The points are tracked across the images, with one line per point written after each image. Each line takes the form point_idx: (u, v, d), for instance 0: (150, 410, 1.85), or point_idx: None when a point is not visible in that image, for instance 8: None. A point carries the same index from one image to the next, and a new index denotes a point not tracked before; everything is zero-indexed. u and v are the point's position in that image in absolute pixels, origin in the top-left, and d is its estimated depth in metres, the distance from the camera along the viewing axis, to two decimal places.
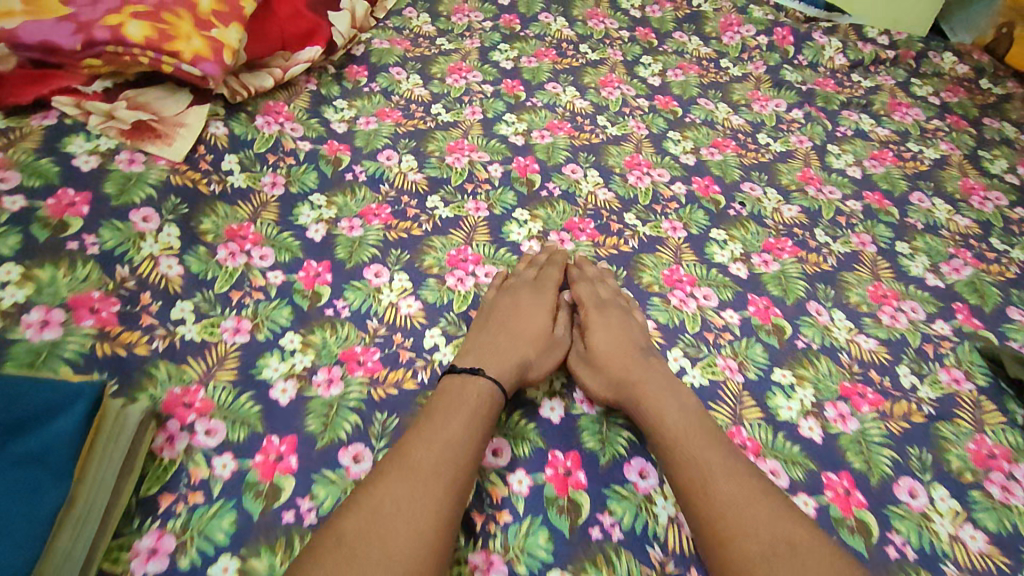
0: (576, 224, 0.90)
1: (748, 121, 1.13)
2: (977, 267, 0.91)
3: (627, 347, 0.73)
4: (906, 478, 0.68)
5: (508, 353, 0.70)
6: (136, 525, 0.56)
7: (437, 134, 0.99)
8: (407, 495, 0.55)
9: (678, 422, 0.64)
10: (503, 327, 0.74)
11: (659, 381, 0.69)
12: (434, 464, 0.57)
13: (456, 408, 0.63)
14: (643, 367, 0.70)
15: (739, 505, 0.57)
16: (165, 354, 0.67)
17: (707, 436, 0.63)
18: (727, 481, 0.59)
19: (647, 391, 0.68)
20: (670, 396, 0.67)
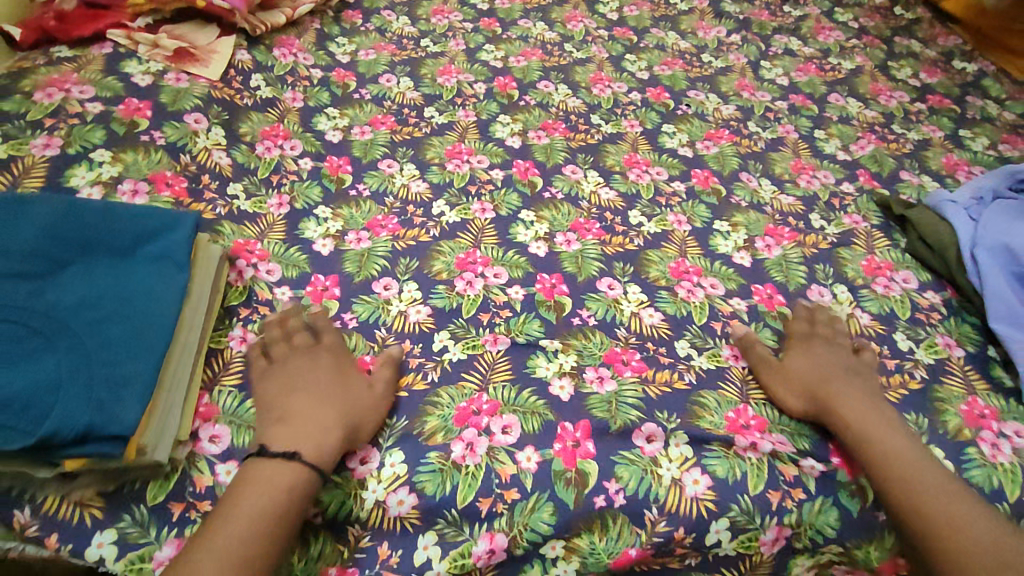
0: (550, 125, 1.07)
1: (693, 45, 1.32)
2: (879, 144, 1.11)
3: (830, 364, 0.72)
4: (816, 286, 0.85)
5: (316, 426, 0.62)
6: (228, 321, 0.73)
7: (428, 61, 1.17)
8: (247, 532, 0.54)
9: (874, 423, 0.66)
10: (290, 393, 0.65)
11: (862, 394, 0.69)
12: (273, 496, 0.57)
13: (285, 459, 0.59)
14: (849, 382, 0.70)
15: (950, 501, 0.61)
16: (227, 217, 0.84)
17: (895, 432, 0.66)
18: (937, 483, 0.62)
19: (845, 395, 0.69)
20: (873, 410, 0.68)
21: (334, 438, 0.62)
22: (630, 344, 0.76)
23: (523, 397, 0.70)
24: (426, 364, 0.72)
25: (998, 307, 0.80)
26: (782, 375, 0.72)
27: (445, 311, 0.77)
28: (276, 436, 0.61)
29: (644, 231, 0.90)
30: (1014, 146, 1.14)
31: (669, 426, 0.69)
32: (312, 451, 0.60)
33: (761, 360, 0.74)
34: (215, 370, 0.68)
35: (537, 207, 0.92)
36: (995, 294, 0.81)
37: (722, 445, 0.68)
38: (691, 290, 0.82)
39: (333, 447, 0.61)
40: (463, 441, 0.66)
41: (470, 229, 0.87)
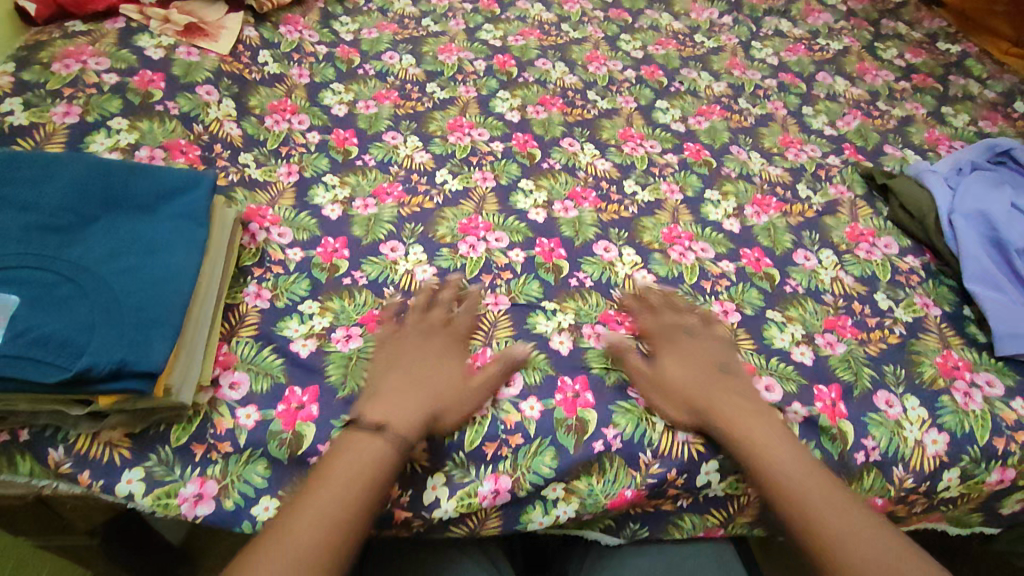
0: (548, 101, 1.11)
1: (686, 26, 1.36)
2: (865, 120, 1.15)
3: (703, 376, 0.68)
4: (802, 250, 0.88)
5: (422, 396, 0.62)
6: (244, 278, 0.74)
7: (429, 39, 1.21)
8: (324, 513, 0.52)
9: (732, 410, 0.65)
10: (422, 370, 0.64)
11: (725, 386, 0.67)
12: (349, 490, 0.54)
13: (366, 451, 0.57)
14: (725, 391, 0.66)
15: (837, 506, 0.57)
16: (239, 183, 0.86)
17: (760, 423, 0.64)
18: (790, 477, 0.60)
19: (689, 379, 0.67)
20: (766, 434, 0.63)
21: (419, 415, 0.60)
22: (624, 305, 0.77)
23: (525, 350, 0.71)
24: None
25: (970, 268, 0.84)
26: (635, 366, 0.69)
27: (448, 270, 0.79)
28: (372, 408, 0.60)
29: (638, 199, 0.94)
30: (993, 123, 1.18)
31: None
32: (403, 425, 0.59)
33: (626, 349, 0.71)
34: (234, 322, 0.70)
35: (536, 176, 0.95)
36: (969, 255, 0.84)
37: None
38: (682, 253, 0.85)
39: (419, 418, 0.60)
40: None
41: (472, 196, 0.90)
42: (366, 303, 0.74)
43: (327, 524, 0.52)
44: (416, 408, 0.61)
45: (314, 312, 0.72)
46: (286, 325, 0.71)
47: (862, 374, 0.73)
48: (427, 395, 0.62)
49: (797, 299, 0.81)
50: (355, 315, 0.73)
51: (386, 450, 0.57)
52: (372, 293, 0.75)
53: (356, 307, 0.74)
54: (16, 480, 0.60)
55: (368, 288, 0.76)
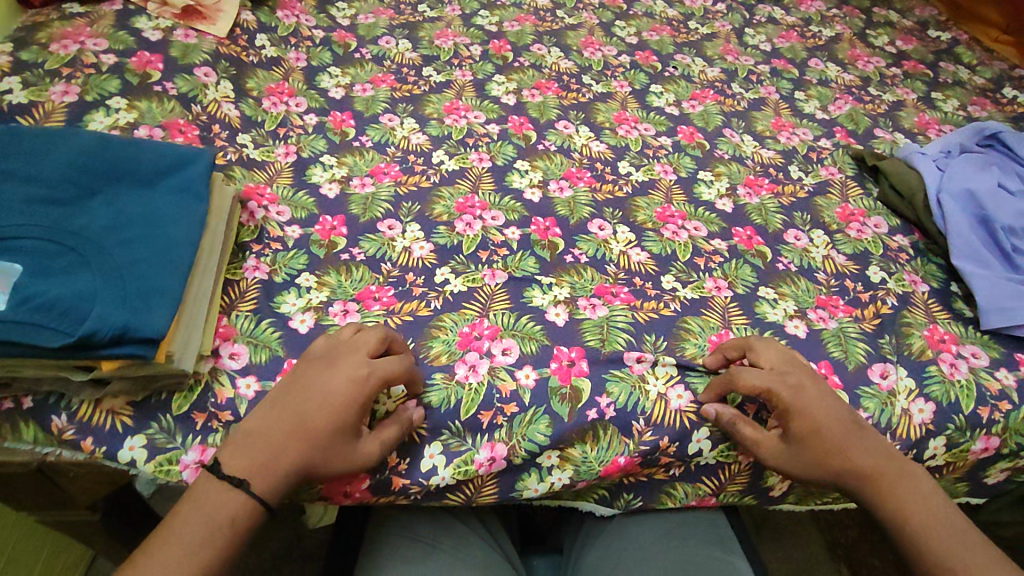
0: (543, 84, 1.12)
1: (680, 13, 1.37)
2: (856, 105, 1.17)
3: (843, 422, 0.63)
4: (793, 230, 0.90)
5: (285, 459, 0.55)
6: (243, 254, 0.75)
7: (425, 25, 1.22)
8: (210, 524, 0.52)
9: (852, 445, 0.62)
10: (305, 416, 0.56)
11: (840, 433, 0.62)
12: (217, 523, 0.52)
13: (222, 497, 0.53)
14: (825, 419, 0.62)
15: (954, 546, 0.59)
16: (237, 162, 0.87)
17: (874, 454, 0.63)
18: (917, 497, 0.61)
19: (817, 434, 0.62)
20: (900, 479, 0.62)
21: (281, 481, 0.55)
22: (619, 280, 0.79)
23: (521, 322, 0.72)
24: (428, 294, 0.73)
25: (958, 245, 0.85)
26: (758, 445, 0.63)
27: (445, 248, 0.79)
28: (235, 455, 0.54)
29: (632, 180, 0.95)
30: (982, 107, 1.20)
31: (655, 352, 0.71)
32: (265, 483, 0.54)
33: (742, 431, 0.64)
34: (233, 295, 0.70)
35: (532, 157, 0.96)
36: (956, 233, 0.86)
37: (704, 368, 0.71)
38: (675, 231, 0.87)
39: (290, 477, 0.55)
40: (465, 362, 0.68)
41: (469, 176, 0.91)
42: (363, 278, 0.75)
43: (211, 527, 0.52)
44: (278, 466, 0.55)
45: (311, 285, 0.73)
46: (283, 300, 0.71)
47: (854, 349, 0.73)
48: (310, 449, 0.56)
49: (789, 276, 0.83)
50: (352, 290, 0.73)
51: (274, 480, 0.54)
52: (370, 268, 0.76)
53: (353, 282, 0.74)
54: (19, 448, 0.61)
55: (366, 262, 0.76)
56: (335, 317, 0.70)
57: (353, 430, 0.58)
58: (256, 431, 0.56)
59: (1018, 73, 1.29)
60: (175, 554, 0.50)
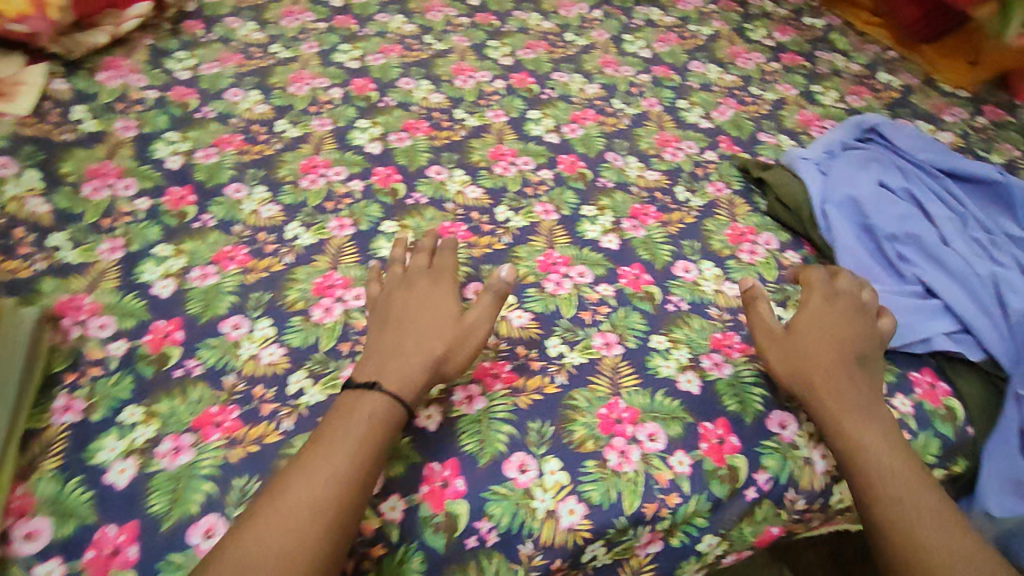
0: (412, 125, 1.03)
1: (556, 25, 1.32)
2: (738, 109, 1.13)
3: (844, 328, 0.68)
4: (681, 261, 0.85)
5: (409, 354, 0.62)
6: (51, 391, 0.64)
7: (278, 69, 1.11)
8: (338, 452, 0.54)
9: (883, 458, 0.60)
10: (421, 320, 0.65)
11: (872, 417, 0.62)
12: (347, 452, 0.54)
13: (345, 432, 0.56)
14: (851, 376, 0.65)
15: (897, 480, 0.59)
16: (49, 272, 0.75)
17: (916, 483, 0.58)
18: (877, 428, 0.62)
19: (837, 409, 0.63)
20: (864, 409, 0.63)
21: (416, 375, 0.61)
22: (500, 354, 0.71)
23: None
24: (279, 412, 0.64)
25: (847, 261, 0.82)
26: (763, 326, 0.70)
27: (300, 350, 0.70)
28: (372, 372, 0.61)
29: (511, 227, 0.88)
30: (860, 97, 1.18)
31: (539, 450, 0.62)
32: (396, 381, 0.60)
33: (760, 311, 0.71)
34: (36, 452, 0.60)
35: (400, 215, 0.88)
36: (842, 249, 0.83)
37: (596, 465, 0.62)
38: (559, 282, 0.80)
39: (419, 377, 0.61)
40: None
41: (328, 249, 0.82)
42: (202, 399, 0.65)
43: (342, 459, 0.54)
44: (418, 361, 0.62)
45: (137, 420, 0.62)
46: (101, 445, 0.61)
47: (750, 398, 0.68)
48: (427, 346, 0.63)
49: (680, 317, 0.77)
50: (188, 417, 0.63)
51: (368, 433, 0.56)
52: (210, 385, 0.66)
53: (190, 406, 0.64)
54: None
55: (205, 378, 0.66)
56: (161, 459, 0.60)
57: (455, 312, 0.66)
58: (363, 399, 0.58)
59: (891, 55, 1.29)
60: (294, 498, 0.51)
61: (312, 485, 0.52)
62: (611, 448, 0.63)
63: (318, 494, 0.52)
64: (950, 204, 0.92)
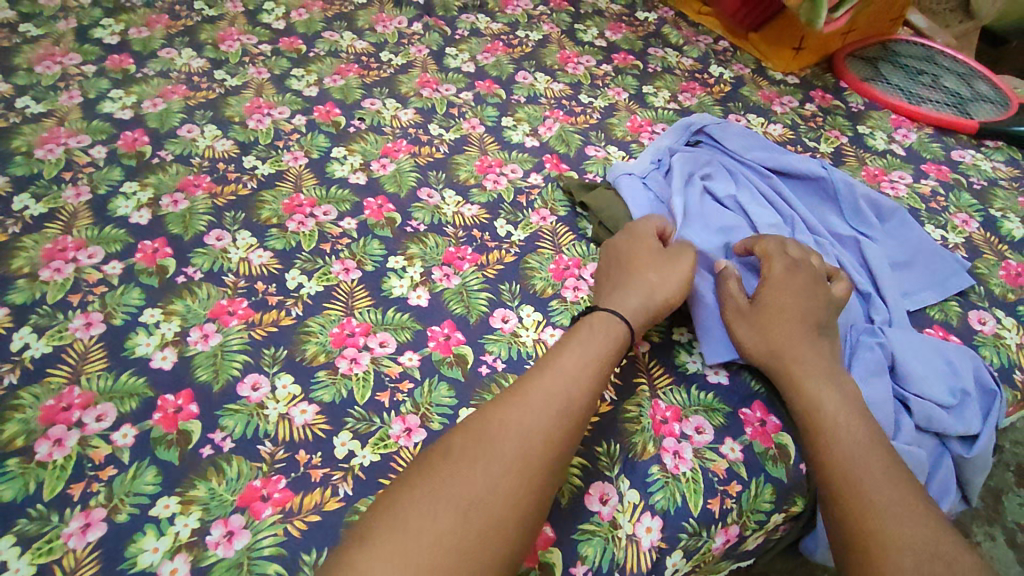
0: (191, 182, 0.89)
1: (371, 44, 1.21)
2: (565, 121, 1.06)
3: (815, 291, 0.70)
4: (499, 309, 0.77)
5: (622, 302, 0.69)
6: None
7: (25, 129, 0.93)
8: (520, 442, 0.56)
9: (841, 418, 0.62)
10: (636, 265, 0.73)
11: (833, 382, 0.64)
12: (527, 443, 0.56)
13: (507, 425, 0.57)
14: (813, 348, 0.66)
15: (856, 445, 0.60)
16: None
17: (873, 446, 0.60)
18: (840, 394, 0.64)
19: (802, 376, 0.65)
20: (832, 377, 0.65)
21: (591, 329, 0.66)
22: (273, 467, 0.61)
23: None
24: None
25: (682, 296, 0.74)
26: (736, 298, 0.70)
27: (12, 505, 0.56)
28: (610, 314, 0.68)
29: (303, 295, 0.76)
30: (692, 94, 1.14)
31: None
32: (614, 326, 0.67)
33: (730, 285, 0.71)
34: None
35: (166, 299, 0.74)
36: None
37: None
38: (355, 357, 0.70)
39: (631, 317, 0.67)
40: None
41: (67, 357, 0.67)
42: None
43: (521, 454, 0.55)
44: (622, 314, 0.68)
45: None
46: None
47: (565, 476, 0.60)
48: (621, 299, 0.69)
49: (494, 381, 0.70)
50: None
51: (531, 427, 0.57)
52: None
53: None
54: None
55: None
56: None
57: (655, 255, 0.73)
58: (586, 345, 0.65)
59: (722, 45, 1.26)
60: (482, 486, 0.53)
61: (500, 472, 0.54)
62: None
63: (505, 481, 0.53)
64: (778, 209, 0.88)
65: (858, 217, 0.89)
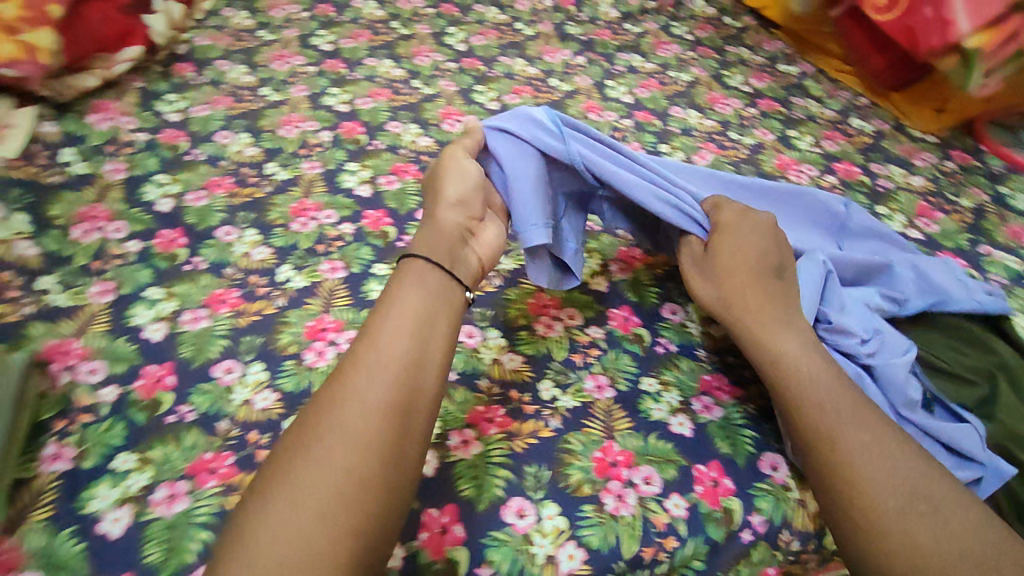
0: (401, 168, 1.05)
1: (541, 70, 1.36)
2: (719, 153, 1.16)
3: (751, 244, 0.76)
4: (669, 303, 0.87)
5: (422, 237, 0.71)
6: (38, 439, 0.63)
7: (269, 111, 1.14)
8: (343, 431, 0.54)
9: (830, 414, 0.64)
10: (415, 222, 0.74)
11: (815, 381, 0.66)
12: (347, 433, 0.54)
13: (336, 413, 0.55)
14: (764, 294, 0.73)
15: (851, 436, 0.62)
16: (38, 315, 0.75)
17: (867, 433, 0.62)
18: (813, 389, 0.66)
19: (790, 372, 0.67)
20: (815, 366, 0.67)
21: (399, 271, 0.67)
22: (492, 397, 0.71)
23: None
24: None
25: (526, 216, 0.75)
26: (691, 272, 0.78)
27: (294, 394, 0.70)
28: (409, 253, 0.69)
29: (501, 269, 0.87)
30: (835, 141, 1.23)
31: (536, 495, 0.63)
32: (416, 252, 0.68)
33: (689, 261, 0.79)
34: (22, 503, 0.58)
35: (391, 257, 0.88)
36: (523, 210, 0.75)
37: (594, 509, 0.63)
38: (550, 324, 0.81)
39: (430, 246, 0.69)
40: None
41: (320, 292, 0.82)
42: (195, 445, 0.65)
43: (344, 445, 0.53)
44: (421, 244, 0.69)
45: (130, 468, 0.62)
46: (93, 494, 0.60)
47: (741, 441, 0.72)
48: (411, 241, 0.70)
49: (669, 359, 0.80)
50: (182, 464, 0.63)
51: (356, 413, 0.55)
52: (203, 430, 0.66)
53: (184, 453, 0.64)
54: None
55: (198, 423, 0.67)
56: (156, 506, 0.59)
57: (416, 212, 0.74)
58: (404, 300, 0.63)
59: (863, 101, 1.35)
60: (306, 485, 0.51)
61: (319, 470, 0.52)
62: (607, 492, 0.64)
63: (328, 477, 0.52)
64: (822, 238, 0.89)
65: (857, 236, 0.90)
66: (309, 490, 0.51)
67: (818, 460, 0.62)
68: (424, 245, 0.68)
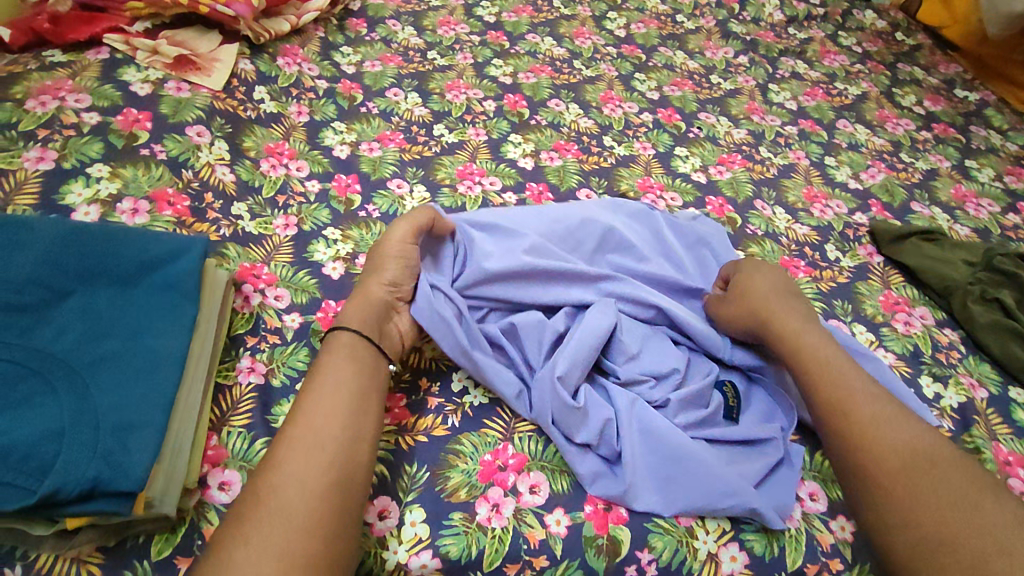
0: (562, 146, 1.05)
1: (702, 66, 1.32)
2: (889, 173, 1.11)
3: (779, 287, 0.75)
4: (834, 320, 0.84)
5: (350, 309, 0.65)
6: (234, 352, 0.68)
7: (436, 75, 1.14)
8: (298, 486, 0.50)
9: (878, 429, 0.61)
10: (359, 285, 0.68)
11: (887, 410, 0.63)
12: (304, 485, 0.51)
13: (295, 466, 0.52)
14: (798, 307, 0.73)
15: (897, 453, 0.60)
16: (232, 238, 0.79)
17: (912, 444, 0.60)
18: (867, 411, 0.62)
19: (856, 391, 0.64)
20: (859, 384, 0.65)
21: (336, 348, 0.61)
22: None
23: (551, 451, 0.64)
24: (445, 407, 0.66)
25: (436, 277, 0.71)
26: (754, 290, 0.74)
27: None
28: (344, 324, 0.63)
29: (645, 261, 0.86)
30: (1017, 178, 1.15)
31: None
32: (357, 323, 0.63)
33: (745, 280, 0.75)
34: (225, 407, 0.64)
35: None
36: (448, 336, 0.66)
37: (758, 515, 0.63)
38: None
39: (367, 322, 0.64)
40: (488, 501, 0.60)
41: None
42: None
43: (305, 498, 0.50)
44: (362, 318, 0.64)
45: None
46: (282, 411, 0.65)
47: None
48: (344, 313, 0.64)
49: None
50: None
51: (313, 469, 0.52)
52: None
53: None
54: None
55: None
56: None
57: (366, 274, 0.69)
58: (337, 372, 0.59)
59: None
60: (270, 526, 0.48)
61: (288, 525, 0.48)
62: None
63: (292, 525, 0.48)
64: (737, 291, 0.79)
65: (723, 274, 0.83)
66: (283, 536, 0.48)
67: (836, 431, 0.63)
68: (356, 315, 0.64)
